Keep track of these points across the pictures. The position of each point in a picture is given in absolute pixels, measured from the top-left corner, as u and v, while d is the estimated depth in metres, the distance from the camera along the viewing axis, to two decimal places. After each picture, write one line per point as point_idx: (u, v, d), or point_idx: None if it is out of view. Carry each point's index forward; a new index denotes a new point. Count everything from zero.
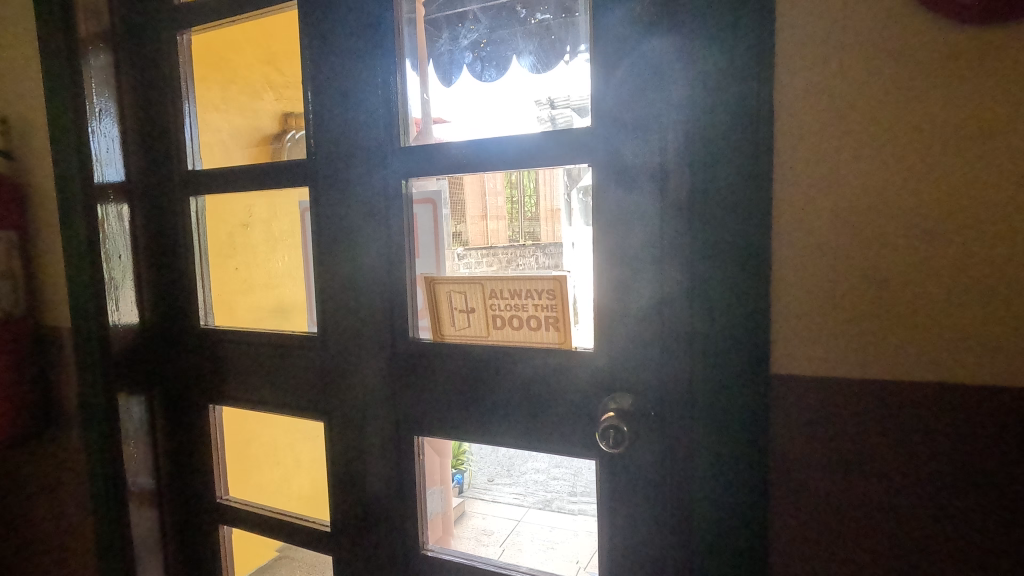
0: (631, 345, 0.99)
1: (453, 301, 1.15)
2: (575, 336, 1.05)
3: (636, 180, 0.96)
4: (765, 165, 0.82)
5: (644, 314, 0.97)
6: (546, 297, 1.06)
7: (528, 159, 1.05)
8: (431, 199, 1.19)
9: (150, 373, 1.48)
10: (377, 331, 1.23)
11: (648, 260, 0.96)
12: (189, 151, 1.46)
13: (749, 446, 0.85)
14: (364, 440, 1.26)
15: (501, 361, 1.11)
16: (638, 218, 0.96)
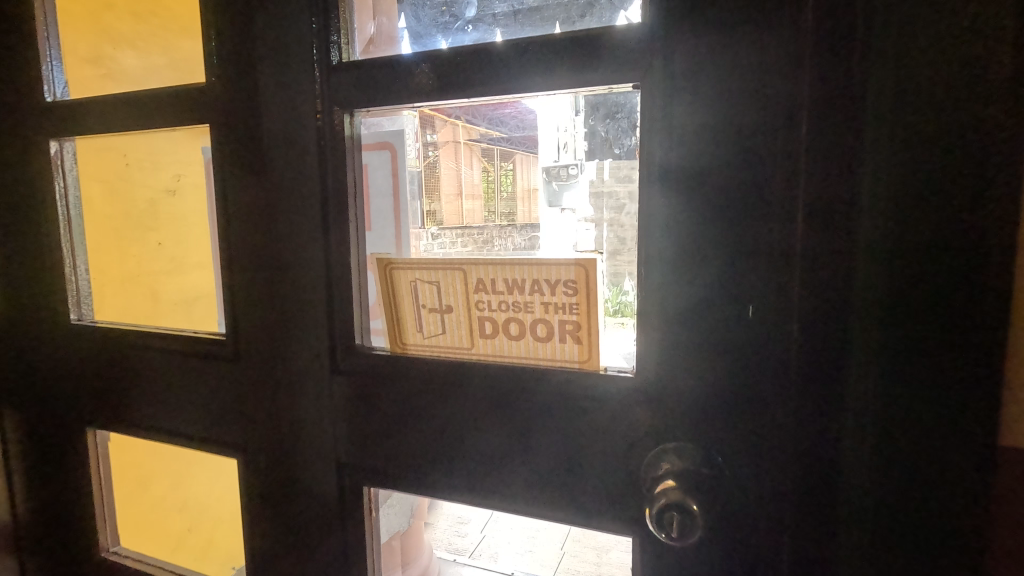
0: (696, 371, 0.65)
1: (420, 294, 0.78)
2: (606, 351, 0.70)
3: (715, 114, 0.60)
4: (978, 80, 0.47)
5: (720, 322, 0.63)
6: (565, 292, 0.70)
7: (539, 80, 0.67)
8: (388, 142, 0.83)
9: (17, 382, 1.11)
10: (308, 338, 0.85)
11: (729, 238, 0.61)
12: (49, 75, 1.03)
13: (901, 538, 0.54)
14: (294, 489, 0.89)
15: (493, 386, 0.75)
16: (718, 171, 0.60)
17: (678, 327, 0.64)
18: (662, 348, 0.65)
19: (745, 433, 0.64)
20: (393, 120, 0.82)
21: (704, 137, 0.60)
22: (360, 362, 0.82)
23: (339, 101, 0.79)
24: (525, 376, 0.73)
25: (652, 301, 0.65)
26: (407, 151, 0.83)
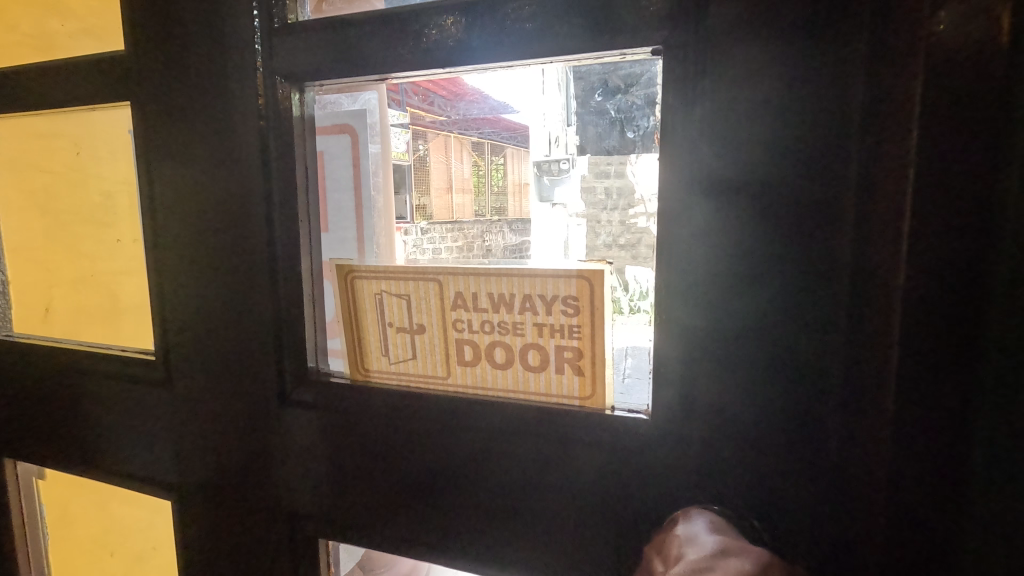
0: (723, 413, 0.52)
1: (386, 310, 0.65)
2: (610, 386, 0.57)
3: (762, 92, 0.47)
4: None
5: (758, 356, 0.50)
6: (569, 309, 0.57)
7: (534, 46, 0.54)
8: (346, 125, 0.70)
9: None
10: (251, 365, 0.70)
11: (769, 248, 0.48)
12: None
13: None
14: (242, 540, 0.75)
15: (473, 425, 0.61)
16: (756, 162, 0.47)
17: (707, 360, 0.52)
18: (686, 387, 0.52)
19: (789, 496, 0.51)
20: (353, 97, 0.69)
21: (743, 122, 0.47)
22: (315, 396, 0.68)
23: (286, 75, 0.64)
24: (513, 415, 0.60)
25: (673, 327, 0.52)
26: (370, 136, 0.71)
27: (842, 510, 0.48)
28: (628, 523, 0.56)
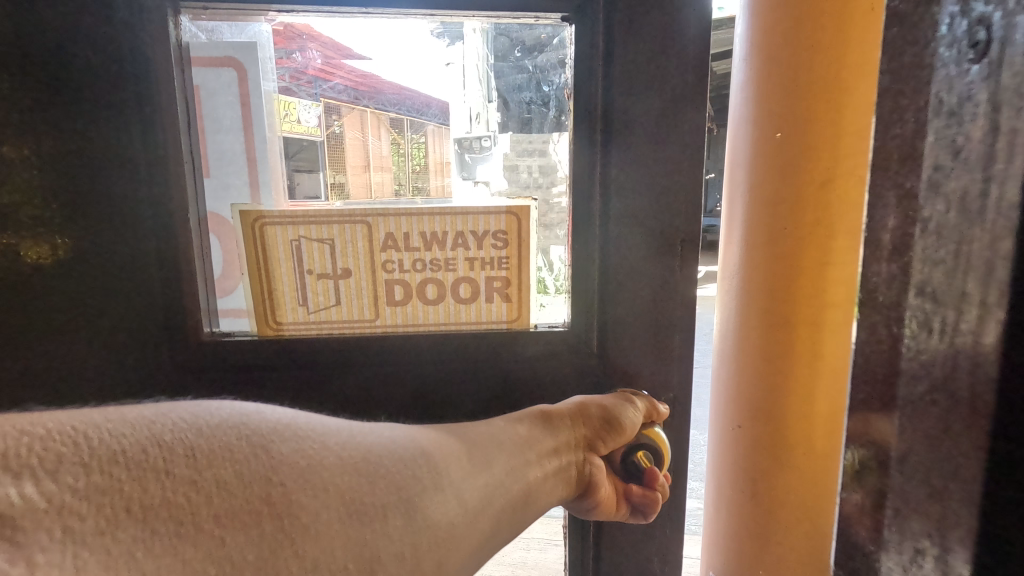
0: (599, 314, 0.76)
1: (303, 253, 0.72)
2: (532, 312, 0.77)
3: (632, 90, 0.71)
4: None
5: (625, 269, 0.75)
6: (499, 242, 0.75)
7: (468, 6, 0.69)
8: (237, 60, 0.69)
9: None
10: (134, 327, 0.69)
11: (644, 202, 0.73)
12: None
13: None
14: None
15: (412, 349, 0.75)
16: (634, 143, 0.72)
17: (593, 278, 0.75)
18: (584, 300, 0.76)
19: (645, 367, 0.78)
20: (241, 28, 0.69)
21: (639, 86, 0.71)
22: (219, 344, 0.71)
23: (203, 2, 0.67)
24: (452, 340, 0.75)
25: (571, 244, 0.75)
26: (261, 73, 0.70)
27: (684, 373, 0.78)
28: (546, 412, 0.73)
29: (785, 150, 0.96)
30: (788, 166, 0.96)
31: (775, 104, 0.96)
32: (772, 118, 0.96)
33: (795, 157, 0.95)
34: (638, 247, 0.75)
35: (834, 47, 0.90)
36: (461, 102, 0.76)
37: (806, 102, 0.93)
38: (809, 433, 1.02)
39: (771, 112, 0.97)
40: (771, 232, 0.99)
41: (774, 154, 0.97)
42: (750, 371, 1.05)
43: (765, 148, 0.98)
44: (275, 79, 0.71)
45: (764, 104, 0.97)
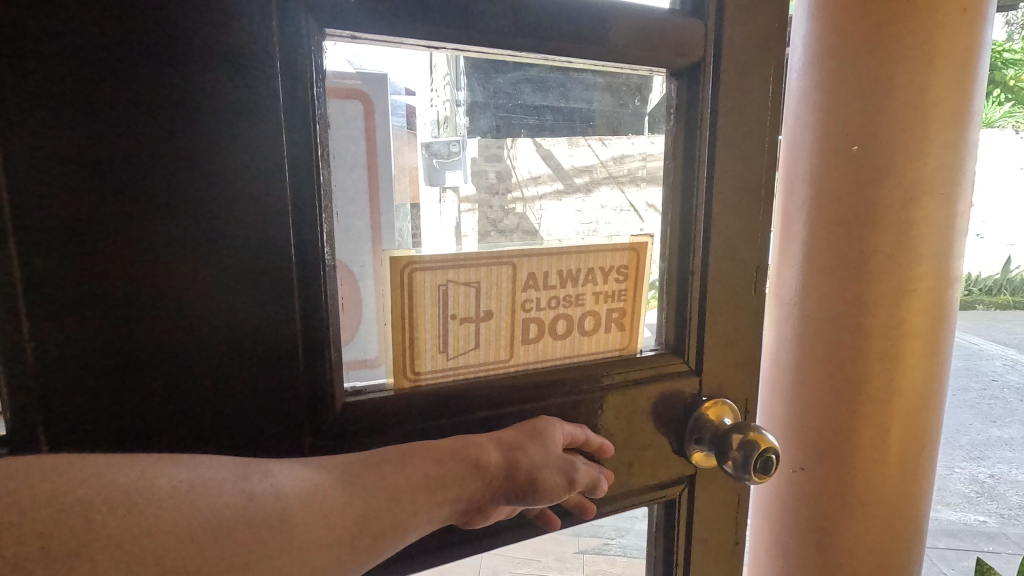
0: (705, 335, 0.78)
1: (450, 300, 0.65)
2: (645, 334, 0.78)
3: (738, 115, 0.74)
4: None
5: (732, 287, 0.78)
6: (620, 278, 0.75)
7: (591, 32, 0.65)
8: (365, 93, 0.58)
9: None
10: (266, 414, 0.54)
11: (747, 223, 0.77)
12: None
13: None
14: None
15: (544, 393, 0.70)
16: (739, 164, 0.75)
17: (693, 295, 0.76)
18: (682, 321, 0.77)
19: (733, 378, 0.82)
20: (367, 58, 0.57)
21: (740, 109, 0.74)
22: (375, 409, 0.60)
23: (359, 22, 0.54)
24: (589, 374, 0.72)
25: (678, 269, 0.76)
26: (391, 109, 0.60)
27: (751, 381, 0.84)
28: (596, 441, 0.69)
29: (862, 160, 1.04)
30: (863, 174, 1.04)
31: (853, 118, 1.04)
32: (847, 131, 1.05)
33: (872, 166, 1.03)
34: (733, 256, 0.77)
35: (911, 69, 0.99)
36: (428, 104, 0.63)
37: (885, 116, 1.01)
38: (881, 418, 1.09)
39: (848, 125, 1.05)
40: (844, 232, 1.07)
41: (849, 164, 1.05)
42: (816, 361, 1.13)
43: (841, 158, 1.06)
44: (403, 112, 0.61)
45: (839, 118, 1.06)
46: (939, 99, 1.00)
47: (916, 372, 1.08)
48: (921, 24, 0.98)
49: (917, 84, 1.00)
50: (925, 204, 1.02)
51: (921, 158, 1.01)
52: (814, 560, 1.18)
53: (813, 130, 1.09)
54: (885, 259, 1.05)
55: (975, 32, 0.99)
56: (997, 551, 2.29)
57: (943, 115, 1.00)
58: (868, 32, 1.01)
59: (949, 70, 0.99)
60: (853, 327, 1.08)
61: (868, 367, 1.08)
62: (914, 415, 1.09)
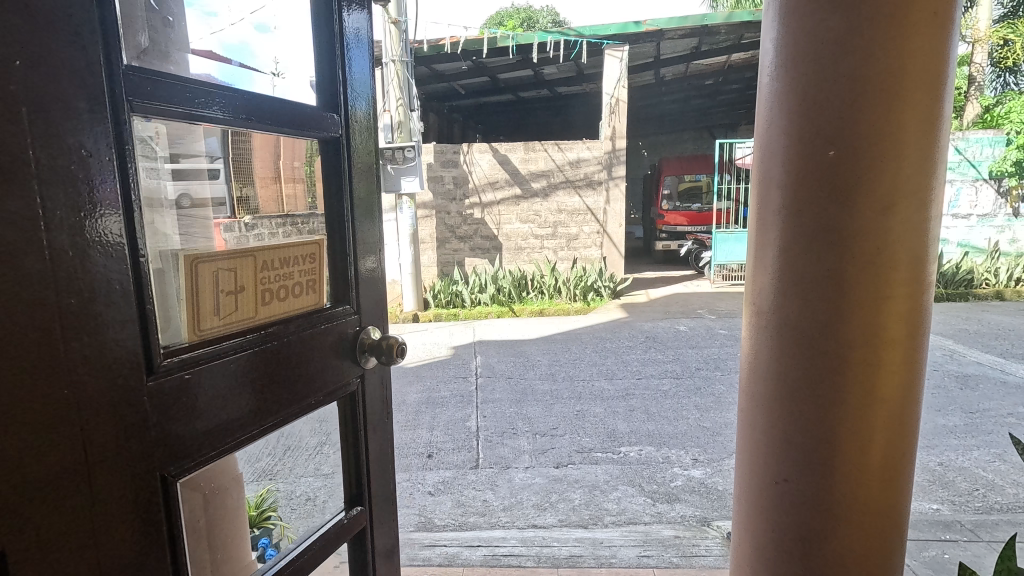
0: (357, 290, 1.27)
1: (221, 282, 0.99)
2: (324, 294, 1.22)
3: (364, 159, 1.28)
4: None
5: (368, 260, 1.30)
6: (309, 261, 1.17)
7: (294, 112, 1.09)
8: (150, 143, 0.87)
9: None
10: (123, 366, 0.76)
11: (372, 220, 1.32)
12: None
13: None
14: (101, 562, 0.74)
15: (279, 335, 1.06)
16: (368, 187, 1.29)
17: (350, 265, 1.25)
18: (342, 283, 1.25)
19: (373, 314, 1.34)
20: (150, 124, 0.86)
21: (365, 155, 1.28)
22: (182, 359, 0.86)
23: (162, 105, 0.84)
24: (304, 319, 1.12)
25: (345, 251, 1.24)
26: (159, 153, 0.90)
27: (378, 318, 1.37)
28: (306, 359, 1.12)
29: (839, 162, 1.07)
30: (841, 176, 1.07)
31: (832, 122, 1.07)
32: (824, 135, 1.08)
33: (848, 168, 1.07)
34: (366, 238, 1.29)
35: (884, 76, 1.04)
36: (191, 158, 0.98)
37: (862, 121, 1.05)
38: (866, 417, 1.12)
39: (825, 128, 1.08)
40: (817, 209, 1.10)
41: (826, 166, 1.08)
42: (799, 359, 1.15)
43: (818, 160, 1.09)
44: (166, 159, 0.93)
45: (816, 121, 1.09)
46: (912, 106, 1.04)
47: (897, 372, 1.11)
48: (896, 9, 1.02)
49: (891, 65, 1.03)
50: (900, 207, 1.06)
51: (895, 138, 1.05)
52: (796, 557, 1.20)
53: (791, 117, 1.12)
54: (862, 260, 1.08)
55: (943, 37, 1.04)
56: (954, 539, 2.29)
57: (915, 121, 1.05)
58: (848, 39, 1.05)
59: (920, 79, 1.04)
60: (830, 326, 1.11)
61: (849, 367, 1.11)
62: (894, 414, 1.13)
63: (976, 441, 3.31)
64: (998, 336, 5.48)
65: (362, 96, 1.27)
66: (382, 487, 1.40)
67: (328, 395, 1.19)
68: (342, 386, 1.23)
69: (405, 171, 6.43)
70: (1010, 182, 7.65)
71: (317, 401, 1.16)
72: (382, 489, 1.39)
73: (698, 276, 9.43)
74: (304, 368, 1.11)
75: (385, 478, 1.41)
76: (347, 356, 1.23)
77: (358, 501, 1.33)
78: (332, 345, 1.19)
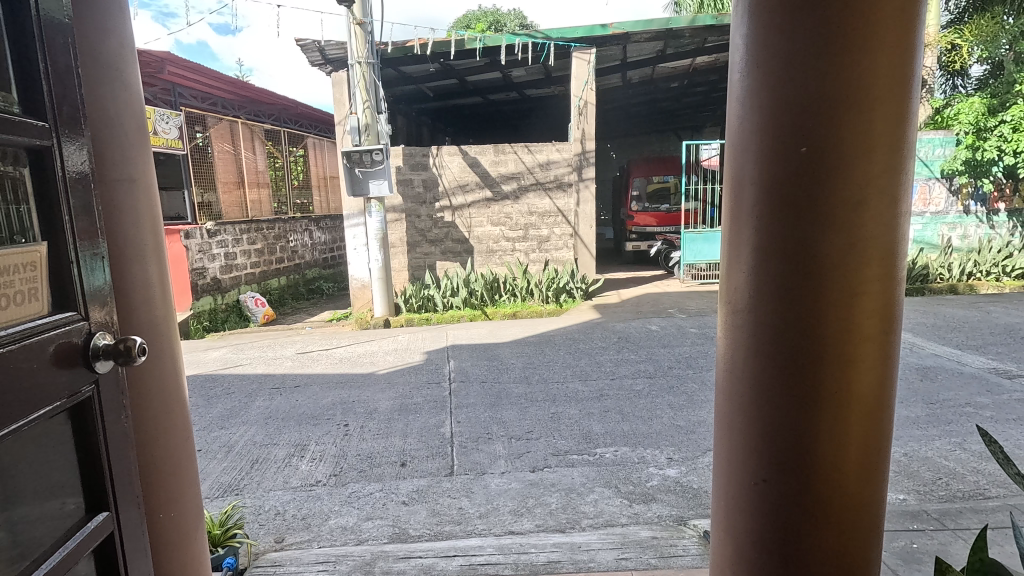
0: (85, 299, 1.31)
1: None
2: (47, 302, 1.24)
3: (83, 173, 1.32)
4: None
5: (94, 269, 1.34)
6: (31, 270, 1.21)
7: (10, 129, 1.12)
8: None
9: None
10: None
11: (95, 231, 1.35)
12: None
13: None
14: None
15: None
16: (91, 200, 1.34)
17: (74, 274, 1.28)
18: (65, 292, 1.28)
19: (102, 320, 1.37)
20: None
21: (82, 169, 1.31)
22: None
23: None
24: (29, 325, 1.16)
25: (67, 261, 1.27)
26: None
27: (109, 324, 1.40)
28: (35, 363, 1.15)
29: (810, 160, 1.07)
30: (811, 173, 1.07)
31: (802, 120, 1.07)
32: (795, 133, 1.08)
33: (819, 166, 1.07)
34: (90, 249, 1.33)
35: (853, 74, 1.04)
36: None
37: (831, 118, 1.05)
38: (844, 416, 1.12)
39: (794, 126, 1.08)
40: (783, 212, 1.10)
41: (797, 164, 1.08)
42: (771, 364, 1.15)
43: (789, 158, 1.09)
44: None
45: (786, 119, 1.08)
46: (880, 102, 1.04)
47: (870, 369, 1.11)
48: (856, 10, 1.02)
49: (851, 68, 1.04)
50: (871, 204, 1.07)
51: (859, 140, 1.05)
52: (778, 558, 1.19)
53: (758, 121, 1.12)
54: (834, 258, 1.08)
55: (907, 36, 1.04)
56: (922, 528, 2.34)
57: (884, 118, 1.05)
58: (818, 36, 1.04)
59: (887, 77, 1.04)
60: (805, 324, 1.11)
61: (823, 370, 1.11)
62: (870, 411, 1.13)
63: (937, 431, 3.41)
64: (954, 328, 5.70)
65: (76, 115, 1.30)
66: (128, 489, 1.43)
67: (61, 403, 1.22)
68: (76, 393, 1.27)
69: (374, 175, 6.57)
70: (960, 180, 7.99)
71: (56, 406, 1.21)
72: (127, 495, 1.43)
73: (668, 275, 9.55)
74: (29, 379, 1.14)
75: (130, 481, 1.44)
76: (78, 362, 1.27)
77: (102, 505, 1.35)
78: (60, 353, 1.22)
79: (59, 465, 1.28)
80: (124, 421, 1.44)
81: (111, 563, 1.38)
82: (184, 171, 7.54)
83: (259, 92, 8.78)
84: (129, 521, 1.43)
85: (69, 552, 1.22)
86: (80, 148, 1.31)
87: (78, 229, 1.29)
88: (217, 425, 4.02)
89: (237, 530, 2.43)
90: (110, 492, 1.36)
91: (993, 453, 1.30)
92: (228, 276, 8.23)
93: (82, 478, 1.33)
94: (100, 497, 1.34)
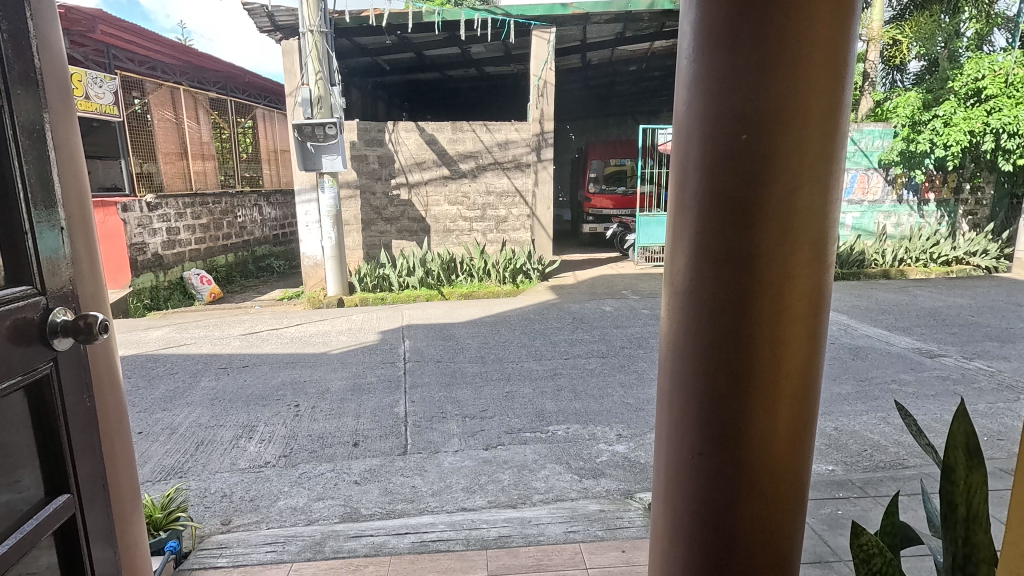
0: (42, 268, 1.27)
1: None
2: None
3: (35, 135, 1.26)
4: None
5: (46, 236, 1.28)
6: None
7: None
8: None
9: None
10: None
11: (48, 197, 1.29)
12: None
13: None
14: None
15: None
16: (44, 161, 1.28)
17: (27, 244, 1.23)
18: (18, 264, 1.23)
19: (58, 293, 1.32)
20: None
21: (31, 128, 1.25)
22: None
23: None
24: None
25: (17, 229, 1.22)
26: None
27: (65, 295, 1.34)
28: None
29: (749, 147, 1.11)
30: (751, 158, 1.11)
31: (742, 107, 1.10)
32: (735, 122, 1.11)
33: (757, 155, 1.11)
34: (44, 219, 1.27)
35: (791, 67, 1.07)
36: None
37: (769, 107, 1.09)
38: (772, 395, 1.19)
39: (736, 114, 1.11)
40: (723, 202, 1.14)
41: (736, 151, 1.12)
42: (704, 344, 1.21)
43: (729, 145, 1.12)
44: None
45: (727, 109, 1.12)
46: (815, 97, 1.09)
47: (798, 350, 1.18)
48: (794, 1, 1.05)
49: (785, 60, 1.07)
50: (803, 193, 1.12)
51: (795, 130, 1.09)
52: (709, 528, 1.26)
53: (701, 113, 1.16)
54: (771, 245, 1.13)
55: (844, 27, 1.09)
56: (846, 496, 2.52)
57: (819, 111, 1.09)
58: (760, 26, 1.07)
59: (823, 73, 1.09)
60: (739, 309, 1.16)
61: (758, 348, 1.16)
62: (797, 391, 1.20)
63: (865, 406, 3.65)
64: (884, 311, 6.07)
65: (26, 73, 1.23)
66: (91, 471, 1.41)
67: (16, 380, 1.18)
68: (32, 371, 1.22)
69: (327, 150, 6.35)
70: (895, 171, 8.42)
71: (6, 385, 1.16)
72: (89, 476, 1.40)
73: (623, 257, 9.74)
74: None
75: (94, 463, 1.42)
76: (31, 338, 1.21)
77: (62, 488, 1.33)
78: (15, 330, 1.17)
79: (19, 448, 1.24)
80: (86, 400, 1.40)
81: (70, 545, 1.35)
82: (121, 138, 7.09)
83: (203, 58, 8.29)
84: (91, 505, 1.41)
85: (28, 535, 1.20)
86: (32, 106, 1.25)
87: (32, 200, 1.24)
88: (159, 406, 3.87)
89: (180, 513, 2.37)
90: (71, 475, 1.34)
91: (908, 425, 1.40)
92: (170, 252, 7.84)
93: (42, 460, 1.29)
94: (60, 479, 1.32)
